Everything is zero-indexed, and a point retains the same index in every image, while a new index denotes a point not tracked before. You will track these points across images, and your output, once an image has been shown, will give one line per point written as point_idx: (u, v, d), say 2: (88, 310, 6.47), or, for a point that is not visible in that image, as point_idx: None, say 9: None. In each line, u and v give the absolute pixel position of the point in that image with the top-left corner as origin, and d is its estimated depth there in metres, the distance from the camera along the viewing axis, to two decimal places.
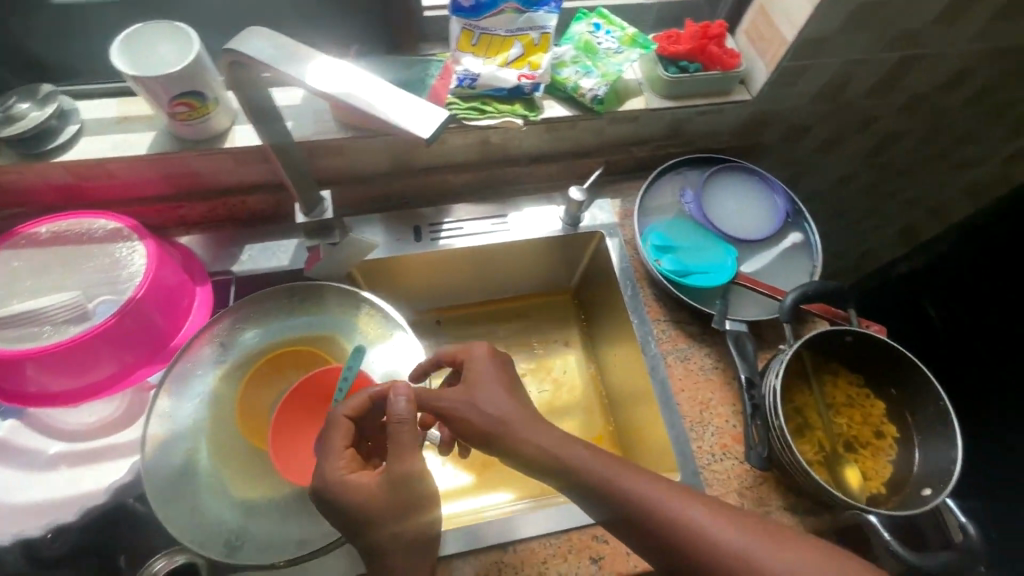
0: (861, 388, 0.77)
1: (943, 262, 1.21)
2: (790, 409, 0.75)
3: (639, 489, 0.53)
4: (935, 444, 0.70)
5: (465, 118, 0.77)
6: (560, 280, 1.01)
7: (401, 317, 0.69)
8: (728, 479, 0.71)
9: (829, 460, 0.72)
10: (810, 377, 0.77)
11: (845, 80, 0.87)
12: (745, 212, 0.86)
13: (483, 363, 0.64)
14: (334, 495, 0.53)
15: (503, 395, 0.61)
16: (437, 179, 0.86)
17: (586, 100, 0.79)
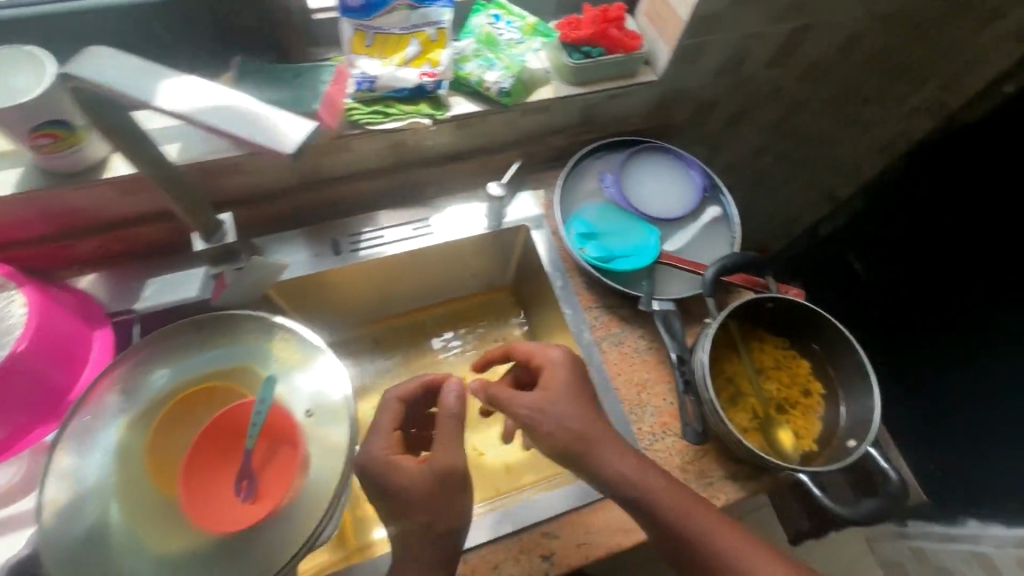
0: (788, 351, 0.79)
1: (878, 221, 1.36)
2: (723, 380, 0.77)
3: (620, 469, 0.59)
4: (857, 397, 0.73)
5: (369, 122, 0.73)
6: (495, 275, 0.98)
7: (320, 338, 0.65)
8: (670, 457, 0.72)
9: (763, 425, 0.75)
10: (739, 347, 0.79)
11: (745, 53, 0.88)
12: (664, 191, 0.87)
13: (557, 372, 0.65)
14: (380, 474, 0.57)
15: (574, 400, 0.63)
16: (351, 188, 0.83)
17: (492, 93, 0.77)
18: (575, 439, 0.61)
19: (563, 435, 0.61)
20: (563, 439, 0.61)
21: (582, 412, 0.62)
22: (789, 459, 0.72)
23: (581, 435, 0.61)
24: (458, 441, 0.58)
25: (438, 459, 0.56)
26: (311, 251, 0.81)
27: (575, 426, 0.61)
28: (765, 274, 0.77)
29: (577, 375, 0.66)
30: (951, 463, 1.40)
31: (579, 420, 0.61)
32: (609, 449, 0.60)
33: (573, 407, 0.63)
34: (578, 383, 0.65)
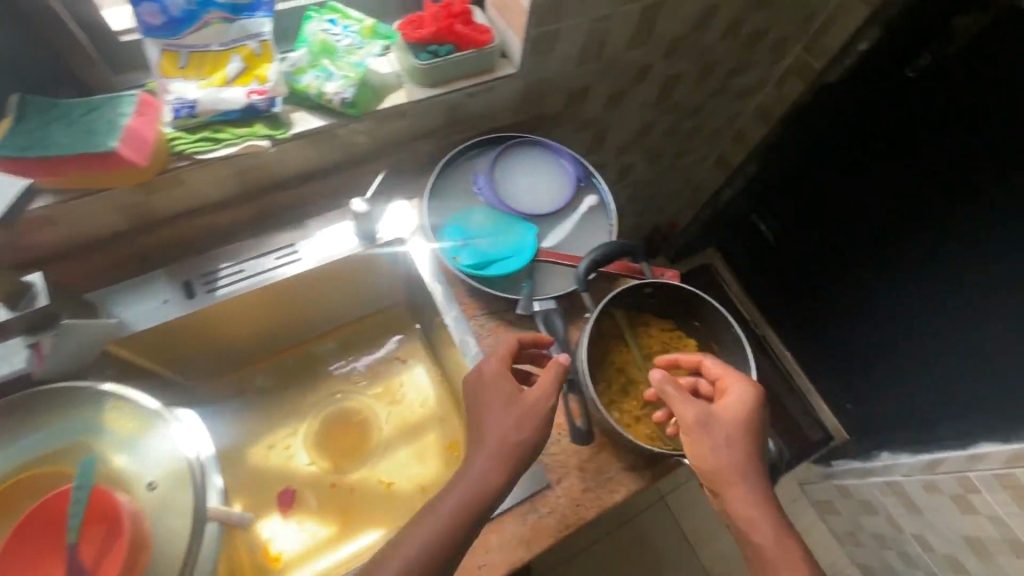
0: (674, 331, 0.80)
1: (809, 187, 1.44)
2: (612, 373, 0.77)
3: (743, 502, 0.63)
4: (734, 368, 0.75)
5: (196, 152, 0.67)
6: (383, 294, 0.95)
7: (158, 401, 0.59)
8: (567, 459, 0.72)
9: (654, 411, 0.75)
10: (624, 336, 0.79)
11: (602, 37, 0.87)
12: (538, 186, 0.85)
13: (735, 404, 0.66)
14: (479, 386, 0.66)
15: (745, 440, 0.65)
16: (198, 223, 0.76)
17: (335, 105, 0.72)
18: (724, 470, 0.64)
19: (716, 463, 0.64)
20: (714, 463, 0.64)
21: (742, 452, 0.64)
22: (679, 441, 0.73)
23: (731, 469, 0.63)
24: (550, 393, 0.65)
25: (536, 399, 0.64)
26: (162, 297, 0.74)
27: (729, 460, 0.64)
28: (639, 260, 0.76)
29: (756, 423, 0.66)
30: (864, 392, 1.53)
31: (720, 439, 0.64)
32: (747, 491, 0.63)
33: (736, 445, 0.65)
34: (752, 433, 0.66)
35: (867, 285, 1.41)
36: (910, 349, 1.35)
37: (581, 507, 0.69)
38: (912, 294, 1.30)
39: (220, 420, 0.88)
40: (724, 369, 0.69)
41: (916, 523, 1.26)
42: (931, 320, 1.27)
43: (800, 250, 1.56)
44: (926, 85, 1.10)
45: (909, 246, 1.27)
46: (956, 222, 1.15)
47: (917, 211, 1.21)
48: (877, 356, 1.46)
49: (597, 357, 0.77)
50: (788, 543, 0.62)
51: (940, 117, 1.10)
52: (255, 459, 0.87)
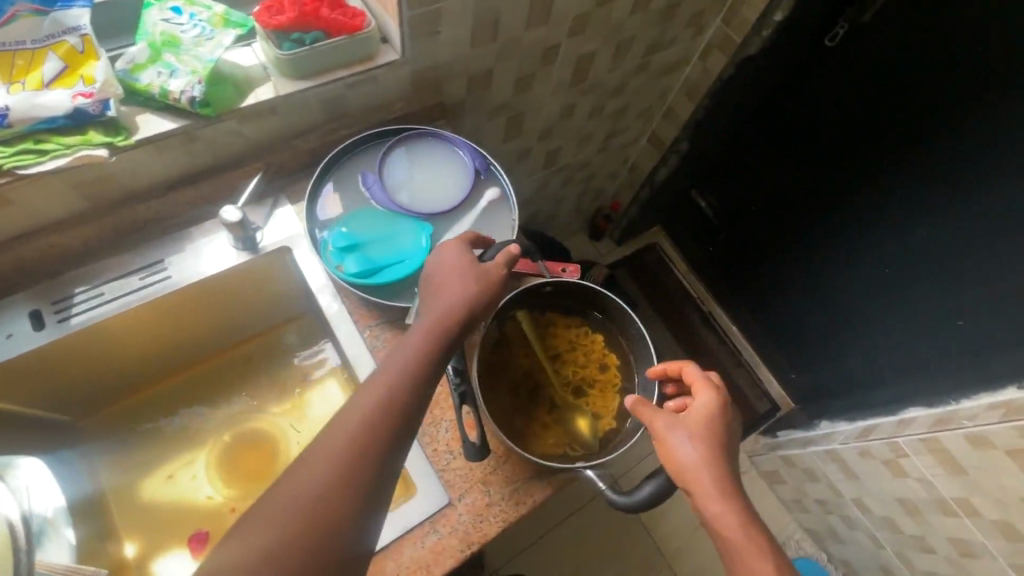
0: (584, 326, 0.76)
1: (745, 167, 1.42)
2: (518, 379, 0.73)
3: (713, 504, 0.57)
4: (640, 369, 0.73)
5: (16, 167, 0.59)
6: (280, 305, 0.87)
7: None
8: (469, 472, 0.68)
9: (561, 416, 0.72)
10: (529, 338, 0.75)
11: (495, 17, 0.80)
12: (434, 181, 0.80)
13: (705, 406, 0.62)
14: (435, 260, 0.64)
15: (718, 442, 0.60)
16: (42, 245, 0.67)
17: (184, 104, 0.65)
18: (699, 476, 0.58)
19: (687, 467, 0.59)
20: (683, 467, 0.59)
21: (712, 453, 0.59)
22: (589, 445, 0.69)
23: (701, 471, 0.58)
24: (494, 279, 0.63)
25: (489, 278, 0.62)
26: (7, 329, 0.67)
27: (698, 463, 0.59)
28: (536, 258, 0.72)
29: (725, 428, 0.62)
30: (809, 362, 1.53)
31: (685, 438, 0.60)
32: (720, 492, 0.58)
33: (709, 449, 0.60)
34: (723, 438, 0.61)
35: (808, 256, 1.39)
36: (843, 322, 1.37)
37: (486, 522, 0.66)
38: (841, 269, 1.32)
39: (105, 452, 0.81)
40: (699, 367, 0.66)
41: (853, 489, 1.27)
42: (860, 291, 1.29)
43: (735, 229, 1.56)
44: (841, 59, 1.10)
45: (833, 223, 1.29)
46: (889, 185, 1.13)
47: (840, 187, 1.23)
48: (813, 328, 1.47)
49: (499, 362, 0.73)
50: (764, 545, 0.56)
51: (855, 93, 1.10)
52: (145, 491, 0.79)
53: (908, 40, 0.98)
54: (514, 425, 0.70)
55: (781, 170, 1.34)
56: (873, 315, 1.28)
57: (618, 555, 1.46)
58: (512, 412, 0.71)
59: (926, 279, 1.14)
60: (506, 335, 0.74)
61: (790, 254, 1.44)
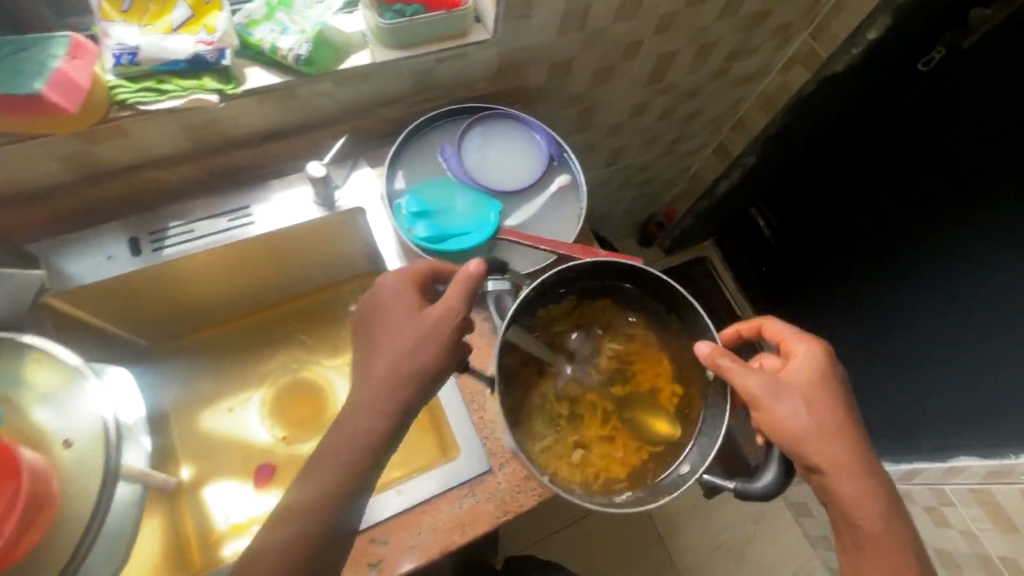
0: (588, 303, 0.73)
1: (813, 180, 1.38)
2: (557, 421, 0.70)
3: (827, 459, 0.60)
4: (670, 325, 0.72)
5: (138, 102, 0.64)
6: (345, 264, 0.92)
7: (81, 357, 0.57)
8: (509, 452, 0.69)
9: (630, 412, 0.71)
10: (538, 363, 0.71)
11: (585, 7, 0.82)
12: (507, 161, 0.82)
13: (805, 367, 0.63)
14: (378, 303, 0.62)
15: (825, 397, 0.62)
16: (146, 179, 0.73)
17: (289, 61, 0.69)
18: (802, 438, 0.60)
19: (796, 428, 0.60)
20: (791, 431, 0.60)
21: (819, 410, 0.61)
22: (671, 438, 0.69)
23: (813, 430, 0.60)
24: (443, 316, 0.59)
25: (438, 316, 0.59)
26: (108, 252, 0.73)
27: (807, 422, 0.60)
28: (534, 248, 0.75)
29: (829, 381, 0.63)
30: None
31: (790, 398, 0.61)
32: (832, 448, 0.60)
33: (812, 408, 0.61)
34: (829, 392, 0.62)
35: (868, 287, 1.34)
36: (895, 357, 1.33)
37: (521, 494, 0.67)
38: (903, 302, 1.27)
39: (172, 377, 0.87)
40: (784, 326, 0.67)
41: None
42: (919, 326, 1.25)
43: (793, 252, 1.53)
44: (933, 84, 1.06)
45: (895, 253, 1.24)
46: (977, 216, 1.07)
47: (910, 215, 1.19)
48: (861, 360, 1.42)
49: (525, 412, 0.69)
50: (874, 490, 0.59)
51: (948, 117, 1.05)
52: (203, 421, 0.85)
53: (1014, 70, 0.93)
54: (585, 478, 0.67)
55: (850, 192, 1.30)
56: (932, 355, 1.23)
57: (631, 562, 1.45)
58: (572, 462, 0.68)
59: (990, 324, 1.09)
60: (522, 372, 0.70)
61: (850, 282, 1.39)
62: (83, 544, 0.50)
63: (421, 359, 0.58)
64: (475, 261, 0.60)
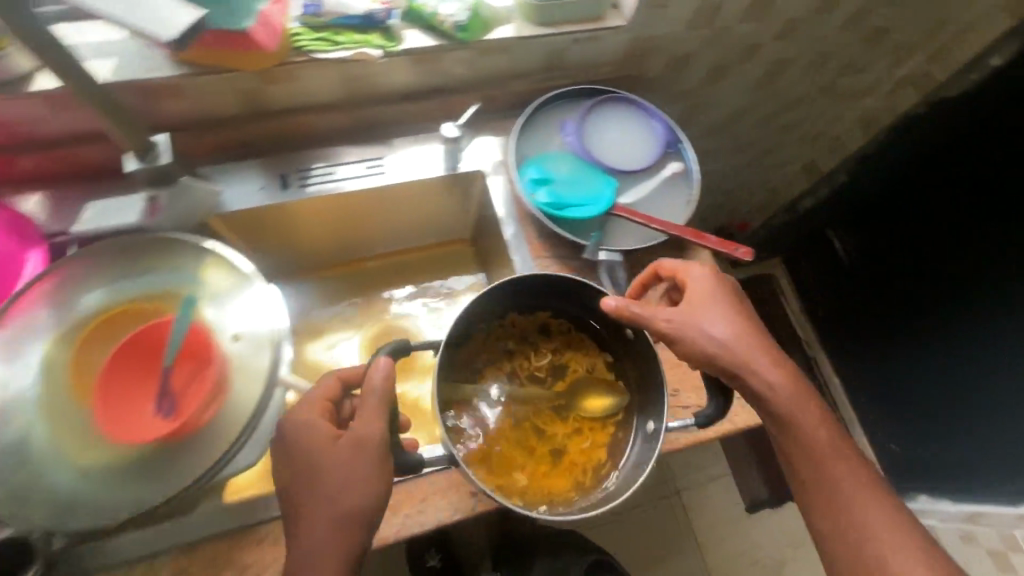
0: (496, 326, 0.77)
1: (880, 207, 1.34)
2: (525, 446, 0.73)
3: (748, 366, 0.65)
4: (564, 312, 0.77)
5: (312, 50, 0.71)
6: (452, 226, 0.98)
7: (251, 265, 0.66)
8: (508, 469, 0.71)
9: (574, 398, 0.76)
10: (485, 410, 0.75)
11: (719, 4, 0.85)
12: (624, 143, 0.86)
13: (700, 289, 0.68)
14: (294, 432, 0.58)
15: (724, 307, 0.67)
16: (301, 122, 0.81)
17: (447, 27, 0.75)
18: (714, 353, 0.65)
19: (707, 346, 0.65)
20: (701, 350, 0.65)
21: (721, 322, 0.66)
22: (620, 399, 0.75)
23: (721, 344, 0.65)
24: (377, 411, 0.56)
25: (362, 431, 0.56)
26: (259, 184, 0.80)
27: (711, 338, 0.65)
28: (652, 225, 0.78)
29: (723, 294, 0.68)
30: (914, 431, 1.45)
31: (694, 319, 0.66)
32: (743, 354, 0.65)
33: (716, 321, 0.66)
34: (726, 303, 0.68)
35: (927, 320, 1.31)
36: (949, 388, 1.30)
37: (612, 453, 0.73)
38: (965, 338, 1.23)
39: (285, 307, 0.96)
40: (670, 261, 0.72)
41: None
42: (956, 355, 1.26)
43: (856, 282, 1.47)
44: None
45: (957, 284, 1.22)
46: None
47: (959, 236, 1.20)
48: (916, 394, 1.40)
49: (497, 457, 0.72)
50: (791, 385, 0.66)
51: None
52: (307, 353, 0.91)
53: None
54: (578, 478, 0.71)
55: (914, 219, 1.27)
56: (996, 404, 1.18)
57: (660, 555, 1.46)
58: (560, 473, 0.72)
59: None
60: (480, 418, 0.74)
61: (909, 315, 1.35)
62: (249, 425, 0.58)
63: (346, 480, 0.55)
64: (381, 355, 0.59)
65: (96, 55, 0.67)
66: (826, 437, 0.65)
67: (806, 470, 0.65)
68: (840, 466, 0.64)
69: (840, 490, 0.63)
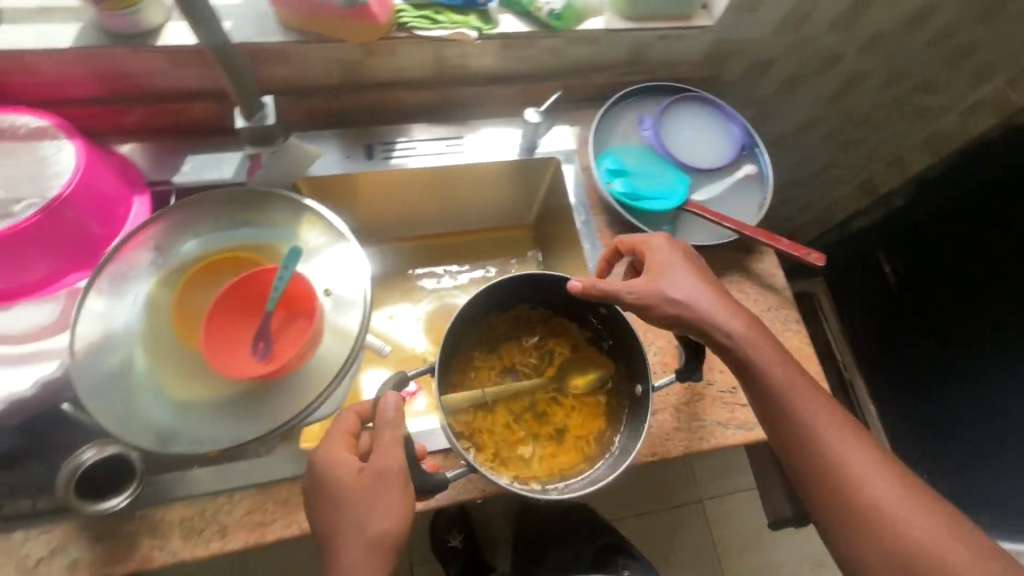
0: (481, 329, 0.78)
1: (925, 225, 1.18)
2: (530, 432, 0.75)
3: (722, 326, 0.64)
4: (540, 303, 0.78)
5: (416, 27, 0.74)
6: (515, 211, 0.98)
7: (345, 225, 0.69)
8: (524, 462, 0.72)
9: (562, 375, 0.78)
10: (488, 408, 0.75)
11: (808, 10, 0.85)
12: (700, 142, 0.87)
13: (661, 256, 0.67)
14: (317, 468, 0.55)
15: (688, 271, 0.66)
16: (391, 96, 0.84)
17: (543, 14, 0.77)
18: (679, 317, 0.64)
19: (674, 312, 0.64)
20: (669, 316, 0.64)
21: (685, 285, 0.65)
22: (607, 366, 0.76)
23: (690, 308, 0.64)
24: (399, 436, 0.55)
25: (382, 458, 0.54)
26: (346, 153, 0.83)
27: (676, 300, 0.64)
28: (726, 223, 0.79)
29: (685, 259, 0.67)
30: None
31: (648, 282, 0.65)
32: (711, 317, 0.64)
33: (681, 284, 0.65)
34: (689, 268, 0.67)
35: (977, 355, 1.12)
36: (986, 441, 1.11)
37: (670, 441, 0.73)
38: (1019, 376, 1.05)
39: None
40: (628, 237, 0.71)
41: None
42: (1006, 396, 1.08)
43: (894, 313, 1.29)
44: None
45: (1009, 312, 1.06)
46: None
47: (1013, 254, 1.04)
48: (946, 445, 1.20)
49: (506, 448, 0.73)
50: (766, 344, 0.64)
51: None
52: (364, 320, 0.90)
53: None
54: (583, 449, 0.73)
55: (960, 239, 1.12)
56: None
57: (677, 558, 1.44)
58: (565, 448, 0.73)
59: None
60: (481, 420, 0.74)
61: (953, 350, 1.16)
62: (347, 367, 0.62)
63: (368, 508, 0.52)
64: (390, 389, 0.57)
65: (232, 22, 0.71)
66: (829, 423, 0.62)
67: (814, 464, 0.60)
68: (852, 457, 0.60)
69: (844, 472, 0.59)
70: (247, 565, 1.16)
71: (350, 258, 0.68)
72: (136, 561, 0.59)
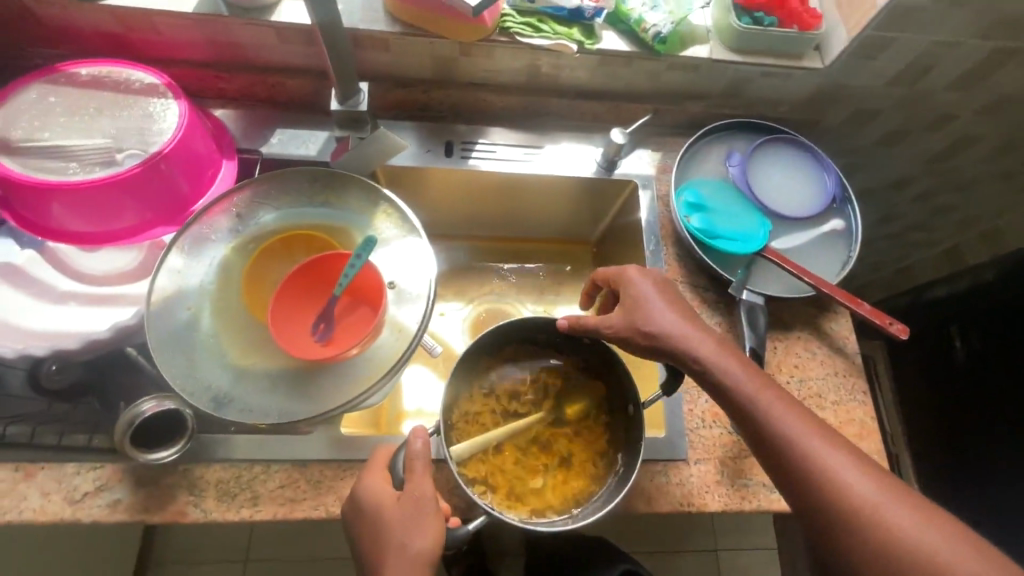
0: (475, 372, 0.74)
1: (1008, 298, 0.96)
2: (540, 464, 0.71)
3: (704, 358, 0.60)
4: (528, 339, 0.75)
5: (518, 32, 0.73)
6: (579, 228, 0.96)
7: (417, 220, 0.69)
8: (541, 496, 0.68)
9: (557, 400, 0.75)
10: (490, 451, 0.71)
11: (929, 65, 0.80)
12: (788, 188, 0.83)
13: (638, 287, 0.65)
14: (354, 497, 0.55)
15: (663, 302, 0.64)
16: (480, 97, 0.84)
17: (648, 35, 0.74)
18: (659, 349, 0.62)
19: (654, 345, 0.62)
20: (651, 348, 0.63)
21: (661, 316, 0.63)
22: (602, 388, 0.73)
23: (670, 341, 0.62)
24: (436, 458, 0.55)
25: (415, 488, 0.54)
26: (426, 146, 0.83)
27: (656, 333, 0.62)
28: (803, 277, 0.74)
29: (661, 288, 0.65)
30: None
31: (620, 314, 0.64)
32: (689, 347, 0.61)
33: (659, 316, 0.63)
34: (665, 298, 0.64)
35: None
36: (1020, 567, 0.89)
37: (708, 495, 0.69)
38: None
39: None
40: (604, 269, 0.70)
41: None
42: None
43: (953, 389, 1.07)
44: None
45: None
46: None
47: None
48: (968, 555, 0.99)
49: (519, 484, 0.69)
50: (760, 381, 0.59)
51: None
52: None
53: None
54: (591, 471, 0.70)
55: None
56: None
57: None
58: (573, 472, 0.70)
59: None
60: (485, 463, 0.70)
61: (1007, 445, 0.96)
62: (399, 364, 0.62)
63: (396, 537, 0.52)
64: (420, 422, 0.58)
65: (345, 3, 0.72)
66: (844, 463, 0.54)
67: (827, 514, 0.52)
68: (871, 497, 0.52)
69: (864, 519, 0.51)
70: (258, 527, 1.18)
71: (418, 254, 0.68)
72: (171, 513, 0.61)
